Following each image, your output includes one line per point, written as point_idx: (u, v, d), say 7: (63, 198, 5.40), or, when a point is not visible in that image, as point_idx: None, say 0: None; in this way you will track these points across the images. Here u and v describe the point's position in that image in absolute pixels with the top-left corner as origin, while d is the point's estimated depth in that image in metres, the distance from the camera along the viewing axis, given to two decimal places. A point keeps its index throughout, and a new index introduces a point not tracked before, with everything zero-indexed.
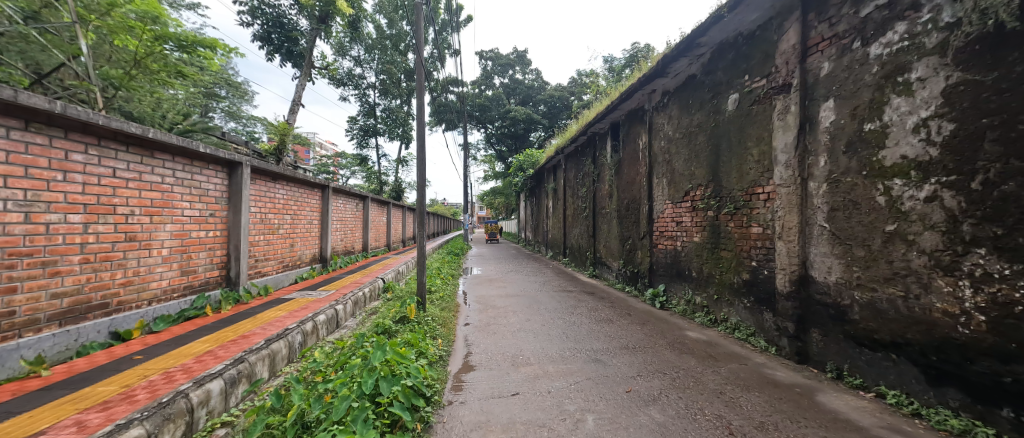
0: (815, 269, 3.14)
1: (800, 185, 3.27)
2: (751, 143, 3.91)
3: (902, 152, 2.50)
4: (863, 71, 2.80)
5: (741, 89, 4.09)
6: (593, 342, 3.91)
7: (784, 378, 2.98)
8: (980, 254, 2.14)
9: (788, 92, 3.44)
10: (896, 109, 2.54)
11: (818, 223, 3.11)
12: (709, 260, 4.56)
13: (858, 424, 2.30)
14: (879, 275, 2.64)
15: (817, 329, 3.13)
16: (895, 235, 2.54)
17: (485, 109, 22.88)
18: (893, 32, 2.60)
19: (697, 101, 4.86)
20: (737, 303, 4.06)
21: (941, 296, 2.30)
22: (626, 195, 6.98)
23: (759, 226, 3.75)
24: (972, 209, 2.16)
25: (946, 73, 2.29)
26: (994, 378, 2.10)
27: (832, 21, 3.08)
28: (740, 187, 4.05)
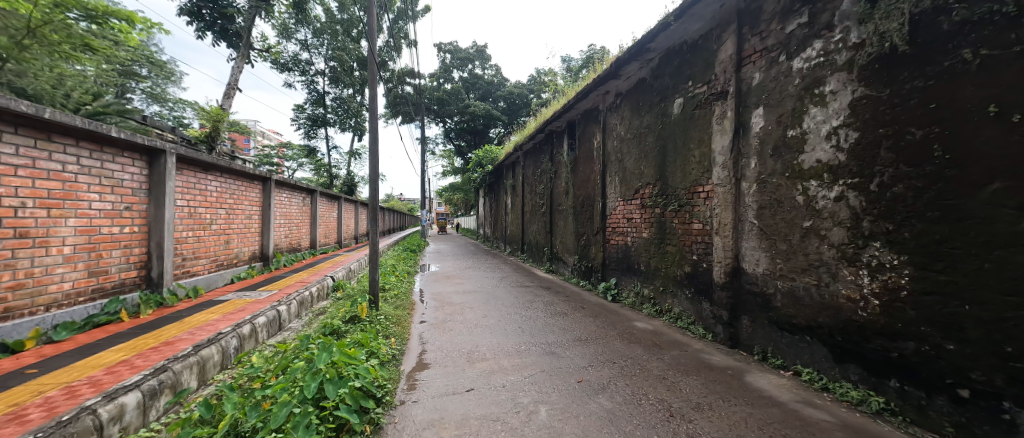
0: (746, 261, 3.44)
1: (734, 185, 3.56)
2: (693, 145, 4.18)
3: (817, 157, 2.81)
4: (788, 82, 3.09)
5: (685, 94, 4.36)
6: (548, 335, 4.00)
7: (719, 361, 3.24)
8: (875, 247, 2.44)
9: (725, 98, 3.72)
10: (814, 118, 2.85)
11: (749, 220, 3.41)
12: (656, 254, 4.82)
13: (778, 400, 2.56)
14: (798, 266, 2.95)
15: (747, 316, 3.44)
16: (811, 230, 2.85)
17: (443, 103, 22.40)
18: (812, 48, 2.89)
19: (646, 104, 5.11)
20: (680, 294, 4.35)
21: (845, 284, 2.61)
22: (582, 193, 7.18)
23: (699, 223, 4.04)
24: (870, 207, 2.47)
25: (853, 87, 2.59)
26: (884, 353, 2.42)
27: (763, 35, 3.36)
28: (684, 186, 4.31)
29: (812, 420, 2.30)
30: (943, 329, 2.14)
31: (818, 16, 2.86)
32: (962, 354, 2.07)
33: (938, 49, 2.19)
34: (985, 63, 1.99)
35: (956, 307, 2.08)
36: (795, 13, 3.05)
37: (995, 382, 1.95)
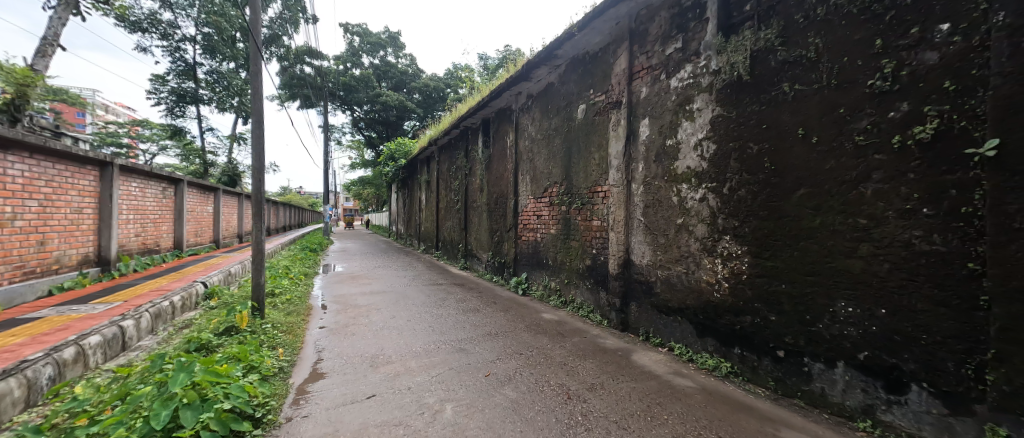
0: (634, 254, 3.88)
1: (626, 186, 3.97)
2: (593, 148, 4.55)
3: (687, 163, 3.29)
4: (667, 97, 3.54)
5: (587, 101, 4.71)
6: (458, 333, 3.98)
7: (611, 344, 3.61)
8: (726, 240, 2.96)
9: (620, 107, 4.11)
10: (685, 130, 3.33)
11: (637, 217, 3.84)
12: (561, 249, 5.13)
13: (656, 373, 2.95)
14: (673, 257, 3.43)
15: (634, 302, 3.88)
16: (682, 226, 3.34)
17: (349, 89, 20.65)
18: (685, 70, 3.36)
19: (554, 107, 5.40)
20: (581, 285, 4.71)
21: (706, 271, 3.12)
22: (495, 190, 7.29)
23: (598, 220, 4.42)
24: (723, 207, 2.98)
25: (713, 106, 3.08)
26: (730, 327, 2.95)
27: (648, 54, 3.79)
28: (586, 186, 4.67)
29: (679, 388, 2.70)
30: (768, 305, 2.69)
31: (690, 43, 3.33)
32: (780, 323, 2.62)
33: (768, 81, 2.71)
34: (797, 95, 2.54)
35: (777, 287, 2.63)
36: (673, 38, 3.51)
37: (800, 343, 2.52)
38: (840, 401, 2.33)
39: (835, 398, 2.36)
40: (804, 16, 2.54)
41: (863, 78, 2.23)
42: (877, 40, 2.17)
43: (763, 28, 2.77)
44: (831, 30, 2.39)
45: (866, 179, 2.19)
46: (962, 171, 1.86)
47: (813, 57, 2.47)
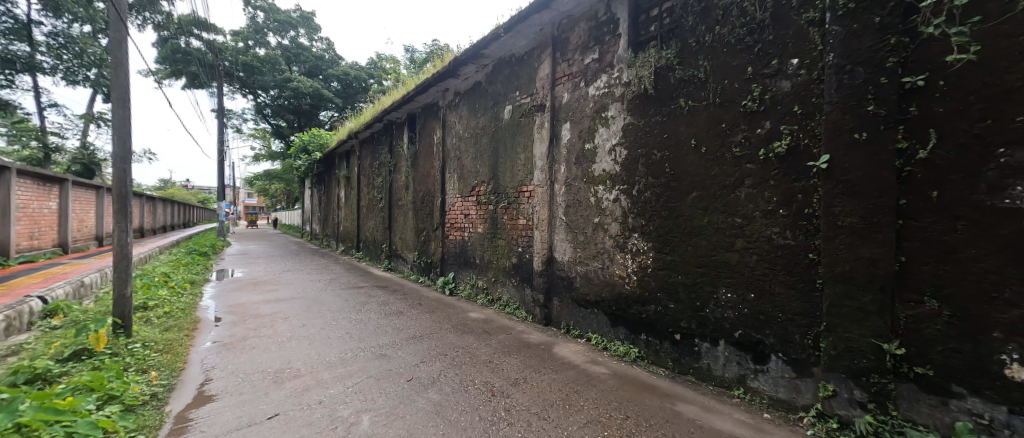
0: (557, 251, 4.07)
1: (549, 186, 4.14)
2: (519, 149, 4.66)
3: (603, 167, 3.55)
4: (586, 104, 3.77)
5: (513, 102, 4.81)
6: (378, 338, 3.78)
7: (535, 339, 3.74)
8: (635, 237, 3.25)
9: (543, 111, 4.27)
10: (601, 136, 3.58)
11: (559, 216, 4.03)
12: (488, 248, 5.17)
13: (575, 363, 3.14)
14: (590, 254, 3.67)
15: (557, 297, 4.07)
16: (599, 225, 3.59)
17: (253, 71, 18.33)
18: (602, 80, 3.61)
19: (481, 106, 5.41)
20: (507, 283, 4.80)
21: (618, 265, 3.40)
22: (421, 188, 7.07)
23: (523, 218, 4.53)
24: (633, 207, 3.27)
25: (625, 115, 3.36)
26: (638, 315, 3.25)
27: (569, 61, 3.99)
28: (512, 185, 4.76)
29: (595, 375, 2.90)
30: (668, 294, 3.02)
31: (605, 55, 3.59)
32: (677, 310, 2.97)
33: (669, 95, 3.04)
34: (691, 109, 2.89)
35: (675, 278, 2.97)
36: (591, 48, 3.74)
37: (692, 326, 2.87)
38: (721, 374, 2.72)
39: (718, 372, 2.74)
40: (696, 40, 2.89)
41: (739, 98, 2.61)
42: (749, 67, 2.57)
43: (665, 48, 3.10)
44: (716, 55, 2.76)
45: (741, 184, 2.58)
46: (805, 180, 2.29)
47: (703, 78, 2.83)
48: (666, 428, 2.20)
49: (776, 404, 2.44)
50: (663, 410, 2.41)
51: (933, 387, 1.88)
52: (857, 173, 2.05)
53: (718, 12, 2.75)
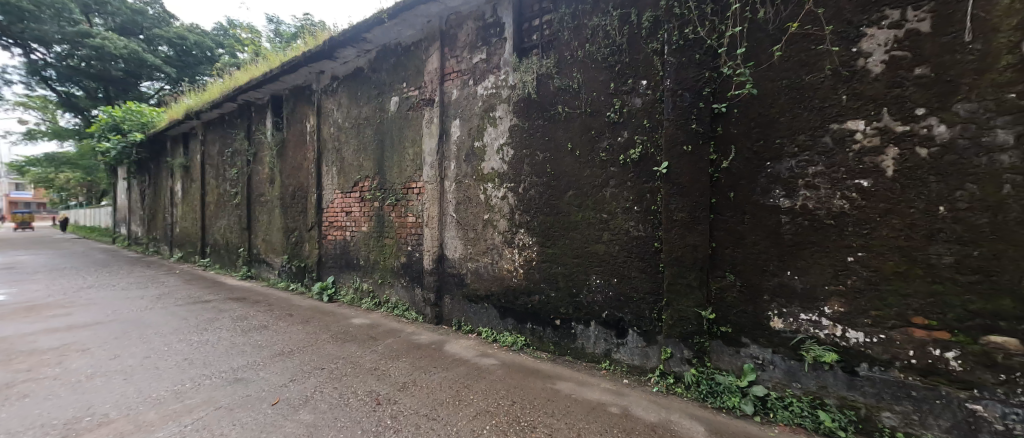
0: (447, 248, 4.04)
1: (439, 183, 4.07)
2: (407, 143, 4.46)
3: (492, 165, 3.64)
4: (474, 102, 3.81)
5: (399, 93, 4.57)
6: (232, 360, 3.18)
7: (425, 339, 3.66)
8: (521, 232, 3.43)
9: (432, 105, 4.17)
10: (490, 135, 3.66)
11: (449, 214, 4.00)
12: (373, 248, 4.82)
13: (465, 358, 3.17)
14: (480, 250, 3.74)
15: (447, 295, 4.04)
16: (488, 222, 3.68)
17: (25, 17, 13.39)
18: (489, 80, 3.70)
19: (364, 95, 5.00)
20: (396, 284, 4.57)
21: (506, 260, 3.55)
22: (290, 182, 6.18)
23: (412, 216, 4.36)
24: (519, 204, 3.44)
25: (511, 116, 3.51)
26: (524, 306, 3.45)
27: (458, 58, 3.97)
28: (399, 181, 4.54)
29: (483, 368, 2.98)
30: (550, 284, 3.28)
31: (492, 57, 3.68)
32: (557, 298, 3.25)
33: (549, 101, 3.29)
34: (567, 115, 3.17)
35: (555, 269, 3.24)
36: (479, 48, 3.79)
37: (569, 311, 3.18)
38: (592, 351, 3.08)
39: (590, 350, 3.09)
40: (571, 54, 3.18)
41: (604, 109, 2.98)
42: (612, 83, 2.95)
43: (545, 57, 3.34)
44: (587, 69, 3.09)
45: (607, 184, 2.95)
46: (652, 182, 2.74)
47: (577, 88, 3.14)
48: (547, 407, 2.40)
49: (632, 370, 2.87)
50: (545, 391, 2.61)
51: (731, 340, 2.49)
52: (687, 177, 2.56)
53: (588, 31, 3.07)
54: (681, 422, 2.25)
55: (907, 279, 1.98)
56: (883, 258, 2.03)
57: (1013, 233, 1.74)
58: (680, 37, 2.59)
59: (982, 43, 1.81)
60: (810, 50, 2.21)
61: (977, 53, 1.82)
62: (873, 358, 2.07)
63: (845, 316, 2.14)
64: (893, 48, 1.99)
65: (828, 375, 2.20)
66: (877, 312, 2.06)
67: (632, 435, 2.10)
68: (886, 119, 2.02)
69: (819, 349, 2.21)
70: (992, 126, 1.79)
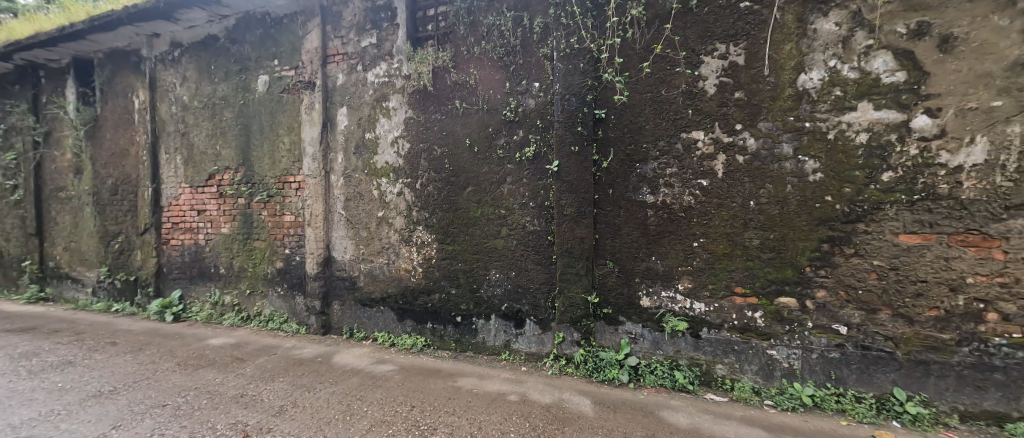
0: (335, 250, 3.68)
1: (324, 177, 3.67)
2: (282, 131, 3.89)
3: (386, 159, 3.42)
4: (364, 90, 3.52)
5: (270, 72, 3.95)
6: (19, 411, 2.35)
7: (310, 353, 3.28)
8: (419, 230, 3.32)
9: (313, 89, 3.71)
10: (383, 126, 3.43)
11: (337, 211, 3.64)
12: (239, 252, 4.10)
13: (359, 368, 2.95)
14: (375, 250, 3.50)
15: (337, 301, 3.69)
16: (382, 219, 3.46)
17: None
18: (380, 67, 3.45)
19: (219, 69, 4.15)
20: (270, 293, 3.98)
21: (404, 259, 3.39)
22: (111, 173, 4.82)
23: (291, 214, 3.85)
24: (416, 201, 3.31)
25: (405, 108, 3.34)
26: (423, 306, 3.35)
27: (343, 39, 3.61)
28: (273, 175, 3.94)
29: (379, 376, 2.80)
30: (450, 281, 3.25)
31: (384, 42, 3.44)
32: (457, 294, 3.24)
33: (446, 95, 3.23)
34: (465, 111, 3.17)
35: (455, 265, 3.22)
36: (368, 31, 3.51)
37: (470, 307, 3.21)
38: (492, 343, 3.16)
39: (490, 342, 3.17)
40: (467, 49, 3.17)
41: (501, 108, 3.06)
42: (507, 83, 3.04)
43: (441, 49, 3.26)
44: (483, 66, 3.12)
45: (504, 181, 3.05)
46: (545, 179, 2.93)
47: (474, 84, 3.15)
48: (448, 405, 2.38)
49: (529, 358, 3.04)
50: (446, 390, 2.59)
51: (611, 320, 2.82)
52: (574, 175, 2.79)
53: (484, 28, 3.09)
54: (572, 399, 2.47)
55: (731, 258, 2.53)
56: (717, 242, 2.55)
57: (791, 221, 2.37)
58: (567, 45, 2.80)
59: (775, 77, 2.38)
60: (666, 70, 2.61)
61: (772, 84, 2.39)
62: (711, 323, 2.59)
63: (692, 291, 2.62)
64: (723, 74, 2.49)
65: (681, 340, 2.66)
66: (713, 286, 2.58)
67: (529, 419, 2.23)
68: (717, 131, 2.51)
69: (675, 319, 2.65)
70: (780, 141, 2.38)
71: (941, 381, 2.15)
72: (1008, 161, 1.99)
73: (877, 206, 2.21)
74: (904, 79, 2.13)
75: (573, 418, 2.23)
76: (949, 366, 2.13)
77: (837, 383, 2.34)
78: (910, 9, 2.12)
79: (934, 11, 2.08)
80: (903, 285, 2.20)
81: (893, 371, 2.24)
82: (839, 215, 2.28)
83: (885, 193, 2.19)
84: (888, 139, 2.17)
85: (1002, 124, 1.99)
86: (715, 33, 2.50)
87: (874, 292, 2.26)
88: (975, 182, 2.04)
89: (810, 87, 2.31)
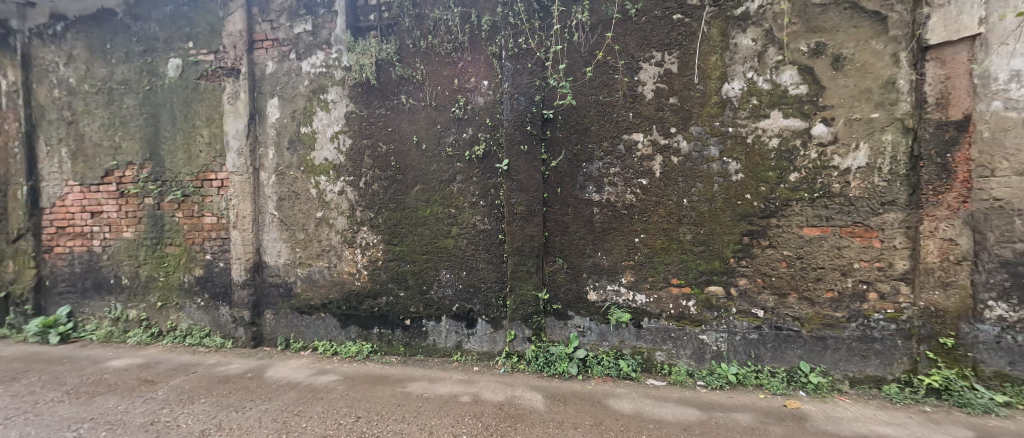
0: (267, 254, 3.37)
1: (252, 174, 3.33)
2: (199, 122, 3.47)
3: (324, 155, 3.20)
4: (298, 80, 3.25)
5: (183, 56, 3.49)
6: None
7: (237, 368, 2.97)
8: (364, 231, 3.15)
9: (236, 77, 3.35)
10: (321, 120, 3.20)
11: (269, 212, 3.34)
12: (147, 260, 3.59)
13: (297, 381, 2.73)
14: (314, 253, 3.26)
15: (269, 309, 3.39)
16: (321, 220, 3.23)
17: None
18: (317, 57, 3.21)
19: (118, 49, 3.57)
20: (188, 304, 3.54)
21: (347, 262, 3.20)
22: None
23: (212, 216, 3.45)
24: (359, 200, 3.14)
25: (346, 102, 3.15)
26: (369, 311, 3.19)
27: (272, 24, 3.31)
28: (189, 171, 3.50)
29: (320, 388, 2.61)
30: (398, 283, 3.13)
31: (320, 30, 3.21)
32: (406, 297, 3.13)
33: (391, 89, 3.09)
34: (411, 107, 3.06)
35: (403, 267, 3.11)
36: (301, 17, 3.24)
37: (419, 309, 3.11)
38: (443, 345, 3.10)
39: (441, 344, 3.11)
40: (413, 43, 3.07)
41: (449, 105, 3.00)
42: (456, 79, 2.99)
43: (384, 41, 3.11)
44: (430, 62, 3.04)
45: (454, 180, 3.00)
46: (495, 178, 2.93)
47: (421, 80, 3.05)
48: (396, 413, 2.28)
49: (481, 357, 3.02)
50: (395, 396, 2.49)
51: (561, 315, 2.91)
52: (524, 174, 2.82)
53: (430, 22, 3.00)
54: (524, 395, 2.50)
55: (668, 252, 2.72)
56: (656, 238, 2.73)
57: (718, 217, 2.61)
58: (515, 45, 2.82)
59: (703, 85, 2.60)
60: (608, 74, 2.74)
61: (701, 92, 2.61)
62: (651, 313, 2.77)
63: (634, 283, 2.78)
64: (659, 80, 2.66)
65: (625, 331, 2.81)
66: (652, 278, 2.76)
67: (481, 418, 2.22)
68: (655, 134, 2.68)
69: (619, 312, 2.80)
70: (708, 144, 2.60)
71: (836, 353, 2.50)
72: (883, 164, 2.36)
73: (786, 203, 2.51)
74: (807, 91, 2.44)
75: (525, 414, 2.26)
76: (842, 340, 2.49)
77: (756, 361, 2.62)
78: (810, 31, 2.43)
79: (828, 34, 2.40)
80: (807, 272, 2.52)
81: (800, 347, 2.56)
82: (757, 211, 2.55)
83: (793, 192, 2.49)
84: (794, 144, 2.48)
85: (879, 133, 2.36)
86: (652, 42, 2.67)
87: (785, 278, 2.56)
88: (860, 182, 2.40)
89: (733, 96, 2.56)
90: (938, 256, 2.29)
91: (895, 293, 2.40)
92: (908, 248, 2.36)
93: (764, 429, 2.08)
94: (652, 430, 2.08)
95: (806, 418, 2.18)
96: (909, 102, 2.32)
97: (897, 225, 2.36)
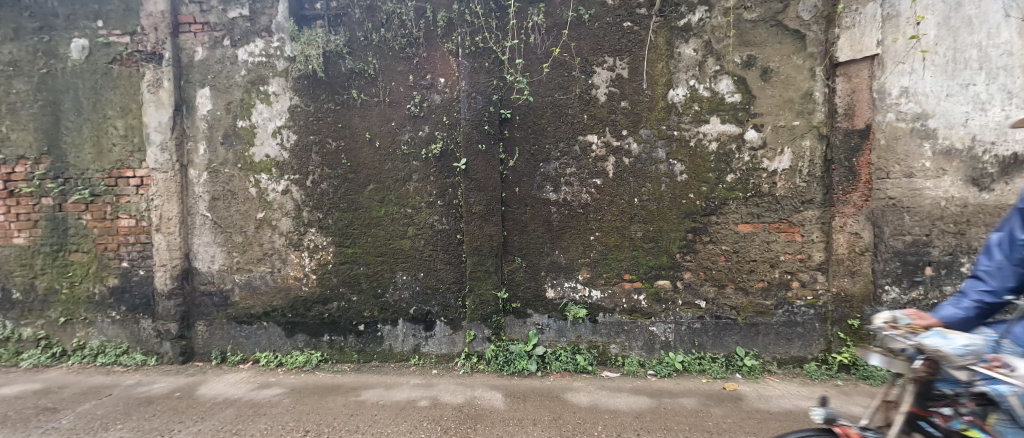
0: (198, 260, 3.06)
1: (179, 171, 3.00)
2: (113, 112, 3.07)
3: (266, 151, 2.97)
4: (233, 69, 2.98)
5: (91, 36, 3.06)
6: None
7: (162, 388, 2.66)
8: (312, 232, 2.96)
9: (158, 63, 2.99)
10: (260, 114, 2.96)
11: (201, 213, 3.03)
12: (46, 270, 3.11)
13: (235, 397, 2.50)
14: (254, 258, 3.02)
15: (202, 321, 3.08)
16: (263, 221, 2.99)
17: None
18: (255, 45, 2.96)
19: (3, 23, 3.04)
20: (100, 319, 3.12)
21: (292, 266, 3.00)
22: None
23: (129, 218, 3.06)
24: (306, 200, 2.95)
25: (290, 94, 2.94)
26: (318, 317, 3.01)
27: (203, 6, 3.00)
28: (99, 168, 3.08)
29: (262, 403, 2.42)
30: (350, 287, 2.98)
31: (258, 15, 2.96)
32: (359, 301, 2.99)
33: (340, 83, 2.94)
34: (363, 103, 2.92)
35: (356, 269, 2.97)
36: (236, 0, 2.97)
37: (374, 313, 2.99)
38: (400, 349, 3.01)
39: (398, 349, 3.01)
40: (365, 36, 2.93)
41: (404, 102, 2.91)
42: (410, 76, 2.90)
43: (332, 32, 2.94)
44: (382, 56, 2.92)
45: (410, 179, 2.92)
46: (452, 177, 2.89)
47: (373, 75, 2.92)
48: (349, 423, 2.17)
49: (439, 360, 2.97)
50: (346, 406, 2.37)
51: (519, 314, 2.93)
52: (481, 173, 2.81)
53: (383, 15, 2.88)
54: (483, 395, 2.49)
55: (620, 250, 2.84)
56: (609, 235, 2.84)
57: (665, 215, 2.78)
58: (472, 43, 2.80)
59: (651, 91, 2.75)
60: (564, 76, 2.80)
61: (649, 97, 2.75)
62: (605, 308, 2.88)
63: (590, 280, 2.88)
64: (611, 84, 2.77)
65: (581, 326, 2.90)
66: (606, 275, 2.87)
67: (440, 422, 2.18)
68: (608, 136, 2.79)
69: (576, 308, 2.88)
70: (656, 146, 2.76)
71: (767, 337, 2.76)
72: (803, 167, 2.65)
73: (724, 202, 2.72)
74: (740, 100, 2.67)
75: (484, 414, 2.25)
76: (771, 325, 2.75)
77: (699, 349, 2.82)
78: (743, 45, 2.66)
79: (758, 48, 2.64)
80: (742, 265, 2.75)
81: (736, 333, 2.79)
82: (699, 209, 2.75)
83: (729, 192, 2.71)
84: (730, 148, 2.70)
85: (800, 139, 2.64)
86: (604, 47, 2.77)
87: (723, 271, 2.78)
88: (785, 183, 2.66)
89: (677, 101, 2.73)
90: (846, 248, 2.61)
91: (813, 281, 2.70)
92: (823, 241, 2.66)
93: (706, 411, 2.24)
94: (607, 421, 2.16)
95: (741, 398, 2.38)
96: (823, 112, 2.61)
97: (814, 221, 2.66)
